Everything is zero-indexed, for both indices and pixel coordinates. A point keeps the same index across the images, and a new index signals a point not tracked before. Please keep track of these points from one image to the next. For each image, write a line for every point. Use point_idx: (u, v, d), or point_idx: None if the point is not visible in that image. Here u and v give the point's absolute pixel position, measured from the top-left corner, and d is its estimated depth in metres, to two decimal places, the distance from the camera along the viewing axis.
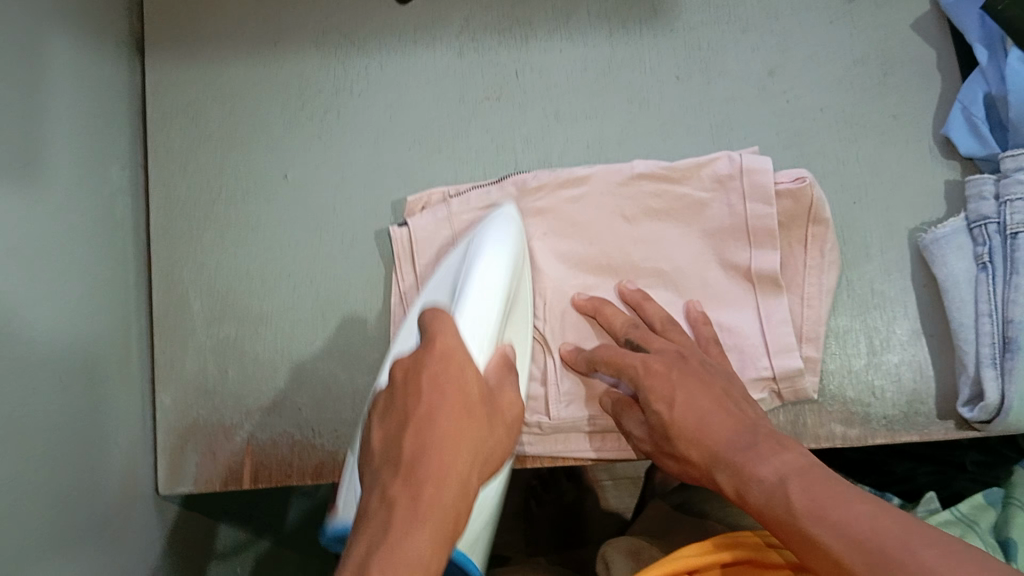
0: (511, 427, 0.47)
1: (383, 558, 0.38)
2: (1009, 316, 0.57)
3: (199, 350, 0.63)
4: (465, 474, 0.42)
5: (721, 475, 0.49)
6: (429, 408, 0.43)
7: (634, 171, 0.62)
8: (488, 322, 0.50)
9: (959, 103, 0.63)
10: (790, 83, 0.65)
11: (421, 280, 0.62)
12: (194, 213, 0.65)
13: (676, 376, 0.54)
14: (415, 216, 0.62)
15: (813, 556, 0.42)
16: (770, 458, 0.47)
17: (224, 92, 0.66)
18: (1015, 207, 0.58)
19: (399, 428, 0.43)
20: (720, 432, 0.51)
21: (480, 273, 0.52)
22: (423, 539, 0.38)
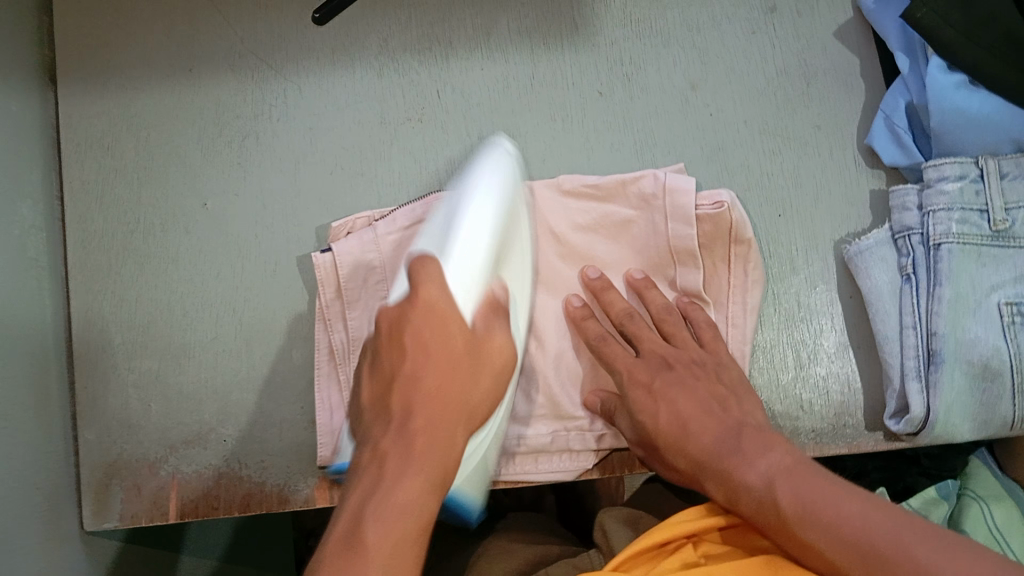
0: (501, 370, 0.52)
1: (376, 511, 0.44)
2: (932, 328, 0.58)
3: (122, 386, 0.62)
4: (458, 406, 0.49)
5: (708, 484, 0.53)
6: (407, 384, 0.49)
7: (561, 187, 0.61)
8: (477, 264, 0.51)
9: (881, 112, 0.62)
10: (711, 97, 0.64)
11: (348, 306, 0.61)
12: (112, 245, 0.63)
13: (660, 390, 0.57)
14: (337, 241, 0.61)
15: (807, 556, 0.47)
16: (756, 461, 0.51)
17: (141, 121, 0.64)
18: (937, 218, 0.59)
19: (387, 382, 0.50)
20: (708, 438, 0.54)
21: (468, 214, 0.53)
22: (413, 483, 0.45)
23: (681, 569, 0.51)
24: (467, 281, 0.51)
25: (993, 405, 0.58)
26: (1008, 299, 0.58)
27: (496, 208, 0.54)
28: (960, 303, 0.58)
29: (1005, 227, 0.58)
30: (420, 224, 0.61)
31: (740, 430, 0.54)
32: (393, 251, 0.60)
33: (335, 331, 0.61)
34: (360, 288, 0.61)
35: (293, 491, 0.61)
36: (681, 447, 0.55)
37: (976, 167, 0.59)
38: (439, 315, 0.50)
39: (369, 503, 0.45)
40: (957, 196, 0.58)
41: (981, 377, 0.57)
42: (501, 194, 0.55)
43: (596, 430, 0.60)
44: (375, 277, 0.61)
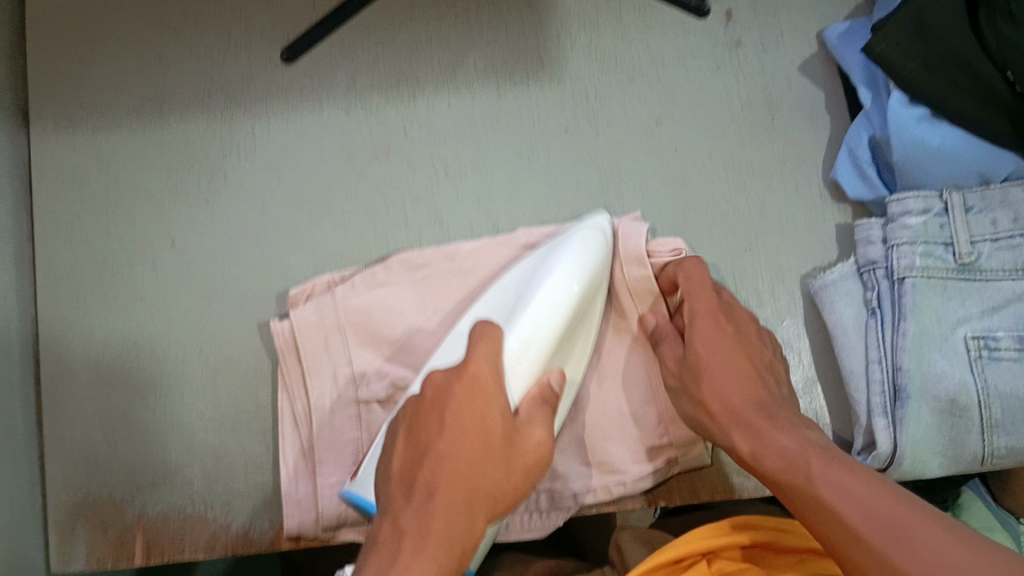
0: (534, 470, 0.49)
1: (401, 566, 0.43)
2: (897, 364, 0.57)
3: (88, 424, 0.62)
4: (476, 492, 0.46)
5: (738, 437, 0.51)
6: (432, 470, 0.47)
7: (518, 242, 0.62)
8: (536, 346, 0.52)
9: (845, 146, 0.63)
10: (675, 132, 0.65)
11: (310, 355, 0.60)
12: (81, 283, 0.64)
13: (708, 372, 0.53)
14: (295, 308, 0.60)
15: (823, 525, 0.44)
16: (780, 433, 0.49)
17: (111, 159, 0.65)
18: (901, 252, 0.58)
19: (420, 458, 0.48)
20: (737, 429, 0.51)
21: (536, 305, 0.53)
22: (430, 564, 0.44)
23: None
24: (514, 382, 0.51)
25: (962, 440, 0.56)
26: (974, 332, 0.57)
27: (570, 297, 0.54)
28: (924, 339, 0.57)
29: (971, 260, 0.58)
30: (381, 284, 0.61)
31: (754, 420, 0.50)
32: (351, 314, 0.60)
33: (296, 399, 0.60)
34: (321, 355, 0.60)
35: (257, 532, 0.60)
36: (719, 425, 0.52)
37: (940, 200, 0.59)
38: (484, 402, 0.49)
39: (381, 571, 0.44)
40: (919, 230, 0.58)
41: (949, 412, 0.56)
42: (586, 266, 0.56)
43: (568, 489, 0.60)
44: (336, 340, 0.60)
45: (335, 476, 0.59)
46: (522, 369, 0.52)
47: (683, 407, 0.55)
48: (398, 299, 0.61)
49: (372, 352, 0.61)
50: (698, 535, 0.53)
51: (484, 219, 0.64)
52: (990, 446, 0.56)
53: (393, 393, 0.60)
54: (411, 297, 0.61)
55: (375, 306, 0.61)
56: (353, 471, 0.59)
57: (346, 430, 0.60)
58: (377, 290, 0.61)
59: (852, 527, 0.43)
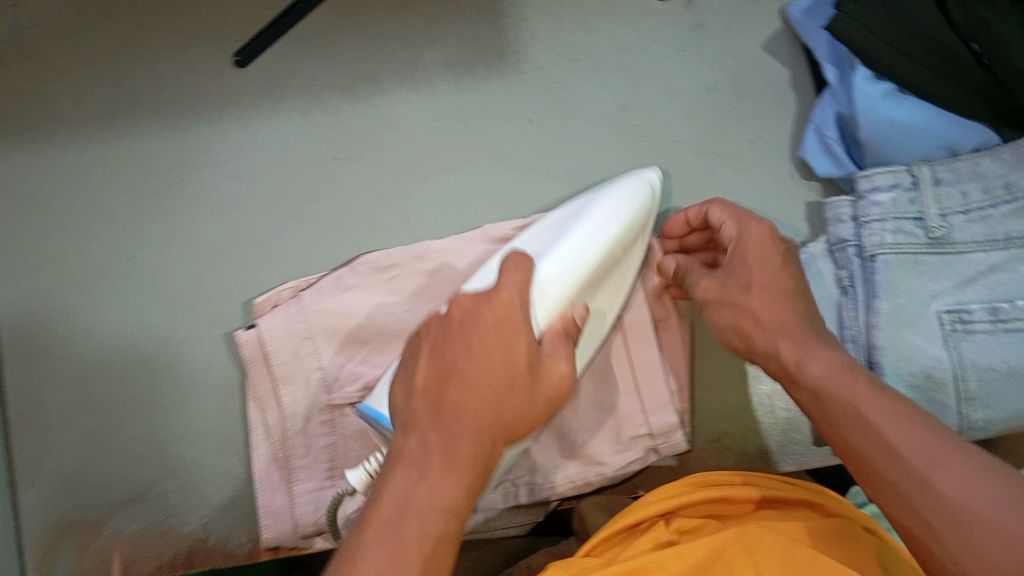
0: (555, 404, 0.44)
1: (428, 487, 0.39)
2: (872, 342, 0.57)
3: (60, 446, 0.61)
4: (501, 425, 0.42)
5: (783, 344, 0.45)
6: (456, 400, 0.41)
7: (488, 236, 0.61)
8: (567, 276, 0.49)
9: (812, 125, 0.63)
10: (642, 118, 0.64)
11: (281, 364, 0.59)
12: (43, 303, 0.62)
13: (756, 283, 0.47)
14: (262, 316, 0.60)
15: (855, 439, 0.39)
16: (820, 354, 0.43)
17: (67, 175, 0.63)
18: (871, 229, 0.58)
19: (443, 376, 0.42)
20: (783, 339, 0.45)
21: (576, 234, 0.52)
22: (453, 490, 0.39)
23: (654, 543, 0.50)
24: (541, 304, 0.48)
25: (940, 416, 0.56)
26: (948, 307, 0.57)
27: (608, 229, 0.52)
28: (899, 317, 0.57)
29: (942, 233, 0.57)
30: (350, 287, 0.60)
31: (802, 334, 0.45)
32: (320, 317, 0.59)
33: (269, 409, 0.60)
34: (293, 361, 0.59)
35: (236, 544, 0.60)
36: (761, 341, 0.46)
37: (909, 174, 0.59)
38: (512, 325, 0.43)
39: (411, 487, 0.39)
40: (889, 207, 0.58)
41: (926, 388, 0.56)
42: (620, 222, 0.53)
43: (548, 483, 0.59)
44: (307, 347, 0.59)
45: (313, 484, 0.59)
46: (554, 290, 0.48)
47: (722, 332, 0.49)
48: (367, 301, 0.60)
49: (344, 355, 0.59)
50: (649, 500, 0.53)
51: (452, 216, 0.63)
52: (967, 419, 0.56)
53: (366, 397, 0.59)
54: (381, 297, 0.60)
55: (343, 311, 0.59)
56: (328, 480, 0.59)
57: (320, 438, 0.59)
58: (346, 293, 0.60)
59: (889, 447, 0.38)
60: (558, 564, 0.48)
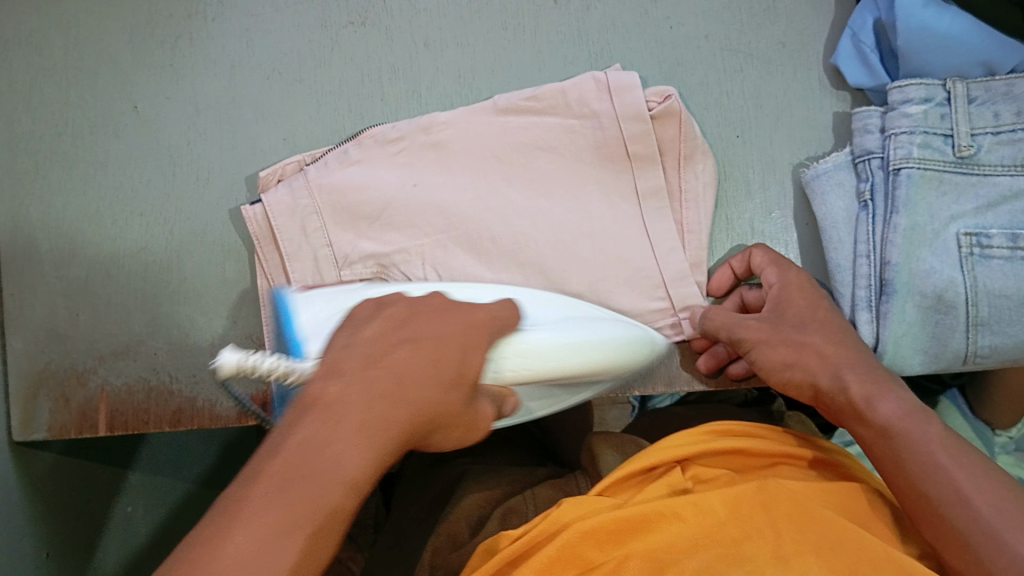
0: (472, 430, 0.42)
1: (325, 465, 0.33)
2: (885, 258, 0.55)
3: (49, 295, 0.60)
4: (389, 412, 0.36)
5: (851, 378, 0.48)
6: (394, 360, 0.38)
7: (498, 107, 0.59)
8: (528, 364, 0.47)
9: (849, 30, 0.60)
10: (670, 10, 0.62)
11: (286, 236, 0.57)
12: (40, 148, 0.61)
13: (814, 328, 0.51)
14: (268, 191, 0.58)
15: (924, 511, 0.44)
16: (891, 394, 0.47)
17: (70, 18, 0.62)
18: (897, 141, 0.56)
19: (396, 339, 0.39)
20: (851, 373, 0.48)
21: (584, 333, 0.51)
22: (361, 451, 0.34)
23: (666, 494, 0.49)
24: (509, 358, 0.47)
25: (945, 338, 0.55)
26: (966, 229, 0.55)
27: (600, 354, 0.51)
28: (916, 233, 0.55)
29: (970, 153, 0.55)
30: (355, 161, 0.58)
31: (867, 370, 0.49)
32: (327, 193, 0.57)
33: (278, 285, 0.58)
34: (299, 238, 0.57)
35: (224, 407, 0.59)
36: (823, 385, 0.49)
37: (943, 89, 0.56)
38: (473, 340, 0.42)
39: (317, 443, 0.33)
40: (919, 119, 0.55)
41: (934, 309, 0.55)
42: (579, 360, 0.50)
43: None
44: (313, 223, 0.57)
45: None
46: (522, 359, 0.47)
47: (767, 371, 0.52)
48: (373, 174, 0.58)
49: (353, 232, 0.58)
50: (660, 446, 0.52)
51: (467, 96, 0.61)
52: (973, 345, 0.55)
53: (377, 273, 0.57)
54: (388, 174, 0.58)
55: (352, 185, 0.57)
56: None
57: None
58: (352, 167, 0.58)
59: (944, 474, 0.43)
60: (571, 503, 0.48)
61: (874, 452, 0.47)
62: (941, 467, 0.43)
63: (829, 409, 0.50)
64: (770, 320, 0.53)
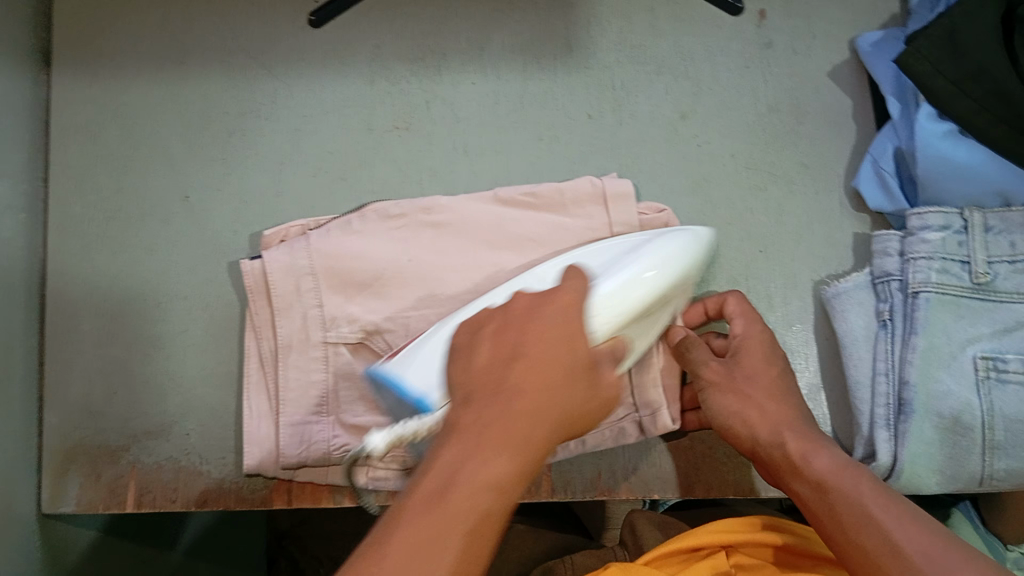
0: (611, 405, 0.44)
1: (470, 479, 0.37)
2: (904, 378, 0.57)
3: (88, 372, 0.62)
4: (524, 437, 0.39)
5: (790, 435, 0.50)
6: (521, 376, 0.40)
7: (497, 196, 0.62)
8: (613, 316, 0.51)
9: (870, 156, 0.63)
10: (697, 128, 0.65)
11: (285, 303, 0.59)
12: (92, 232, 0.64)
13: (760, 383, 0.53)
14: (268, 248, 0.60)
15: (851, 552, 0.44)
16: (825, 452, 0.48)
17: (129, 111, 0.65)
18: (917, 265, 0.58)
19: (508, 356, 0.42)
20: (791, 433, 0.50)
21: (638, 265, 0.53)
22: (501, 464, 0.38)
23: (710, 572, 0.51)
24: (599, 315, 0.51)
25: (961, 460, 0.56)
26: (983, 353, 0.56)
27: (658, 279, 0.54)
28: (933, 354, 0.56)
29: (986, 280, 0.57)
30: (356, 231, 0.61)
31: (806, 432, 0.50)
32: (324, 257, 0.60)
33: (264, 338, 0.60)
34: (292, 296, 0.59)
35: (250, 490, 0.60)
36: (762, 437, 0.51)
37: (961, 218, 0.58)
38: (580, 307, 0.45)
39: (459, 461, 0.37)
40: (938, 246, 0.58)
41: (951, 431, 0.56)
42: (634, 299, 0.52)
43: None
44: (308, 283, 0.59)
45: (297, 418, 0.59)
46: (608, 310, 0.51)
47: (719, 417, 0.54)
48: (373, 245, 0.60)
49: (343, 295, 0.60)
50: (709, 528, 0.54)
51: None
52: (989, 467, 0.55)
53: (361, 339, 0.59)
54: (381, 244, 0.61)
55: (348, 253, 0.60)
56: (316, 413, 0.59)
57: (311, 371, 0.59)
58: (352, 236, 0.61)
59: (869, 515, 0.44)
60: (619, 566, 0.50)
61: (810, 509, 0.47)
62: (864, 512, 0.44)
63: (765, 466, 0.51)
64: (728, 364, 0.55)
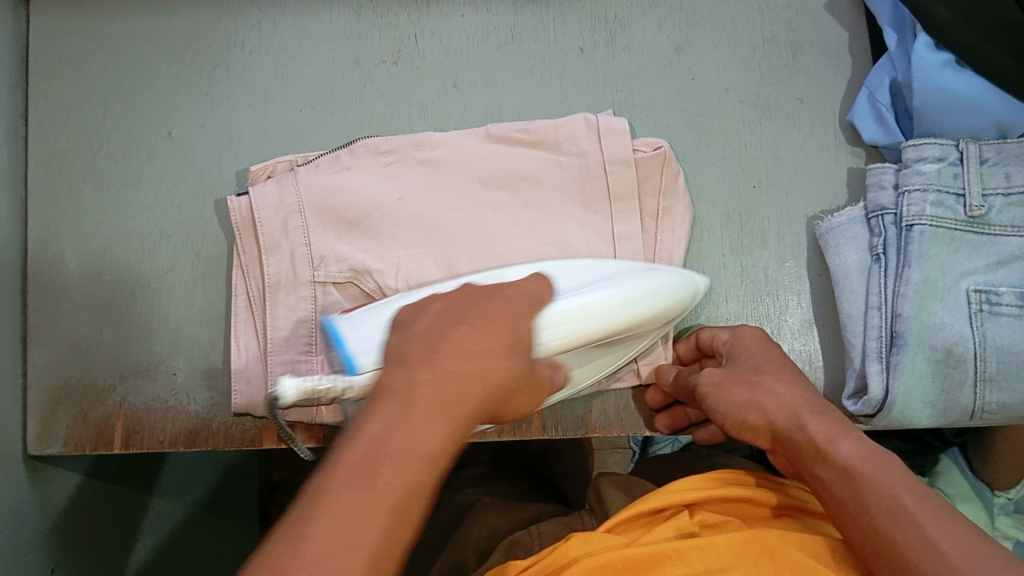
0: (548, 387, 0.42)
1: (395, 449, 0.34)
2: (897, 311, 0.56)
3: (73, 311, 0.61)
4: (460, 397, 0.36)
5: (813, 421, 0.48)
6: (459, 340, 0.38)
7: (489, 132, 0.61)
8: (572, 326, 0.49)
9: (866, 89, 0.62)
10: (692, 61, 0.64)
11: (273, 239, 0.58)
12: (75, 169, 0.62)
13: (767, 369, 0.52)
14: (255, 184, 0.59)
15: (880, 549, 0.43)
16: (851, 437, 0.46)
17: (110, 45, 0.64)
18: (911, 199, 0.57)
19: (450, 322, 0.39)
20: (812, 416, 0.48)
21: (612, 288, 0.52)
22: (433, 433, 0.35)
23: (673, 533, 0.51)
24: (553, 327, 0.48)
25: (954, 393, 0.56)
26: (977, 286, 0.56)
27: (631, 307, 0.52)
28: (927, 288, 0.56)
29: (981, 213, 0.56)
30: (346, 167, 0.60)
31: (828, 417, 0.48)
32: (314, 194, 0.58)
33: (251, 277, 0.59)
34: (280, 235, 0.58)
35: (239, 430, 0.60)
36: (781, 423, 0.49)
37: (957, 150, 0.58)
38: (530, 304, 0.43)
39: (388, 428, 0.34)
40: (933, 177, 0.57)
41: (944, 363, 0.56)
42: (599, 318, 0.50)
43: None
44: (295, 221, 0.58)
45: (286, 354, 0.58)
46: (562, 327, 0.49)
47: (728, 416, 0.51)
48: (362, 181, 0.59)
49: (332, 233, 0.58)
50: (673, 487, 0.53)
51: None
52: (982, 400, 0.55)
53: (350, 279, 0.58)
54: (371, 181, 0.59)
55: (337, 189, 0.59)
56: (306, 352, 0.58)
57: (301, 310, 0.58)
58: (341, 172, 0.59)
59: (898, 508, 0.42)
60: (581, 536, 0.50)
61: (834, 494, 0.45)
62: (898, 504, 0.42)
63: (789, 452, 0.49)
64: (729, 365, 0.54)
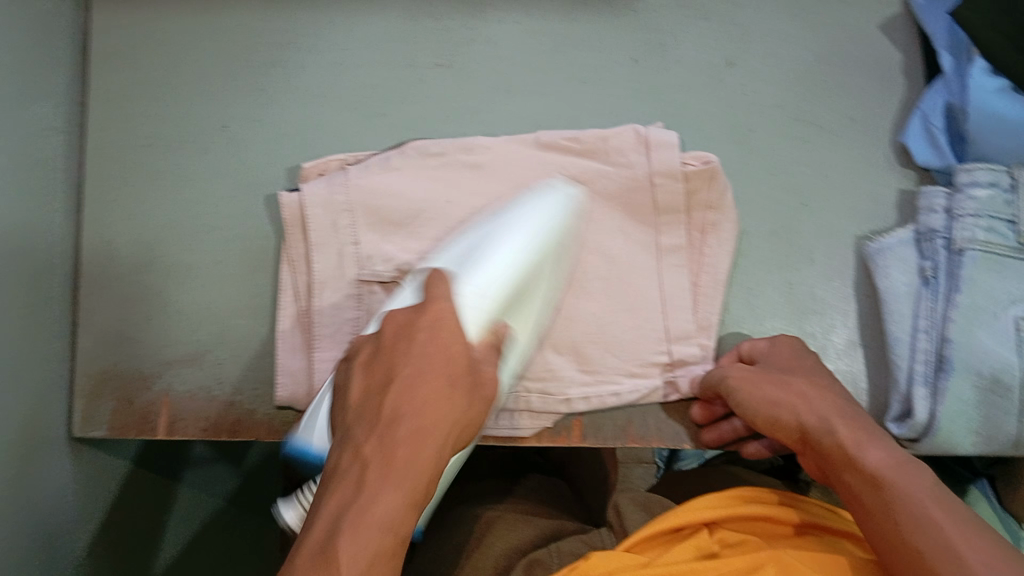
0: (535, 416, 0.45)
1: (350, 524, 0.38)
2: (945, 335, 0.56)
3: (121, 298, 0.62)
4: (415, 462, 0.39)
5: (840, 424, 0.48)
6: (418, 398, 0.41)
7: (539, 139, 0.61)
8: (483, 297, 0.51)
9: (920, 111, 0.62)
10: (744, 76, 0.64)
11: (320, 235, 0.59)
12: (129, 158, 0.63)
13: (799, 374, 0.52)
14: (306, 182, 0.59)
15: (906, 560, 0.42)
16: (881, 444, 0.46)
17: (170, 38, 0.65)
18: (964, 223, 0.57)
19: (381, 382, 0.42)
20: (841, 420, 0.48)
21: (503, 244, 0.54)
22: (393, 501, 0.38)
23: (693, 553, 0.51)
24: (471, 307, 0.50)
25: (998, 422, 0.55)
26: None
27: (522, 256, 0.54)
28: (974, 312, 0.56)
29: None
30: (396, 168, 0.60)
31: (859, 423, 0.48)
32: (363, 193, 0.59)
33: (299, 273, 0.60)
34: (328, 232, 0.59)
35: (281, 422, 0.60)
36: (810, 426, 0.49)
37: (1009, 176, 0.57)
38: None
39: (340, 507, 0.38)
40: (985, 203, 0.57)
41: (990, 391, 0.55)
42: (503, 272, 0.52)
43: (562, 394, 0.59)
44: (345, 220, 0.59)
45: (330, 350, 0.58)
46: (480, 303, 0.50)
47: (757, 415, 0.51)
48: (410, 182, 0.60)
49: (380, 233, 0.59)
50: (696, 506, 0.54)
51: None
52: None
53: (397, 278, 0.59)
54: (420, 181, 0.60)
55: (387, 190, 0.59)
56: None
57: (346, 308, 0.58)
58: (391, 172, 0.60)
59: (925, 519, 0.42)
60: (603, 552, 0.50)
61: (860, 501, 0.46)
62: (925, 516, 0.42)
63: (816, 455, 0.49)
64: (759, 369, 0.54)
